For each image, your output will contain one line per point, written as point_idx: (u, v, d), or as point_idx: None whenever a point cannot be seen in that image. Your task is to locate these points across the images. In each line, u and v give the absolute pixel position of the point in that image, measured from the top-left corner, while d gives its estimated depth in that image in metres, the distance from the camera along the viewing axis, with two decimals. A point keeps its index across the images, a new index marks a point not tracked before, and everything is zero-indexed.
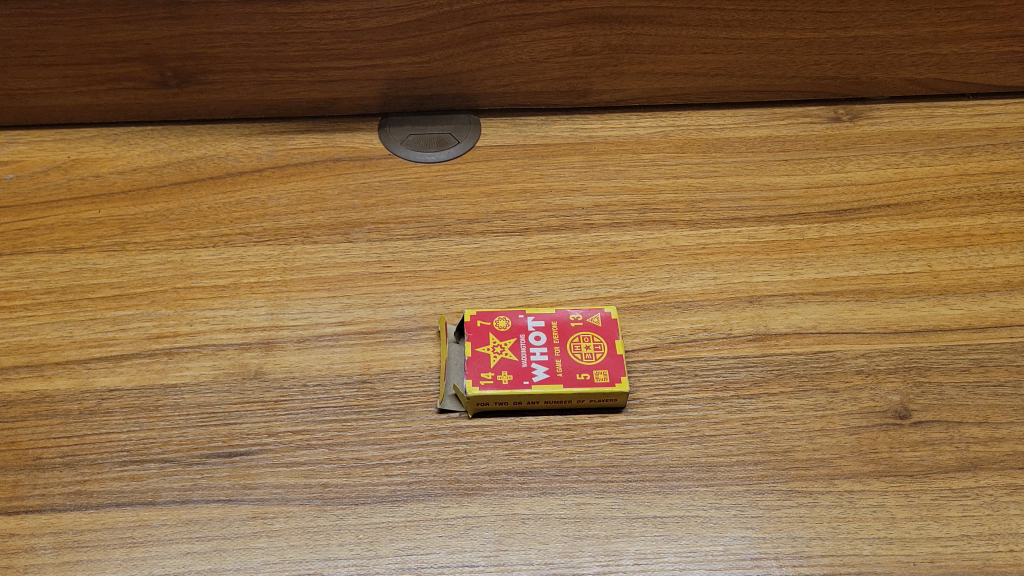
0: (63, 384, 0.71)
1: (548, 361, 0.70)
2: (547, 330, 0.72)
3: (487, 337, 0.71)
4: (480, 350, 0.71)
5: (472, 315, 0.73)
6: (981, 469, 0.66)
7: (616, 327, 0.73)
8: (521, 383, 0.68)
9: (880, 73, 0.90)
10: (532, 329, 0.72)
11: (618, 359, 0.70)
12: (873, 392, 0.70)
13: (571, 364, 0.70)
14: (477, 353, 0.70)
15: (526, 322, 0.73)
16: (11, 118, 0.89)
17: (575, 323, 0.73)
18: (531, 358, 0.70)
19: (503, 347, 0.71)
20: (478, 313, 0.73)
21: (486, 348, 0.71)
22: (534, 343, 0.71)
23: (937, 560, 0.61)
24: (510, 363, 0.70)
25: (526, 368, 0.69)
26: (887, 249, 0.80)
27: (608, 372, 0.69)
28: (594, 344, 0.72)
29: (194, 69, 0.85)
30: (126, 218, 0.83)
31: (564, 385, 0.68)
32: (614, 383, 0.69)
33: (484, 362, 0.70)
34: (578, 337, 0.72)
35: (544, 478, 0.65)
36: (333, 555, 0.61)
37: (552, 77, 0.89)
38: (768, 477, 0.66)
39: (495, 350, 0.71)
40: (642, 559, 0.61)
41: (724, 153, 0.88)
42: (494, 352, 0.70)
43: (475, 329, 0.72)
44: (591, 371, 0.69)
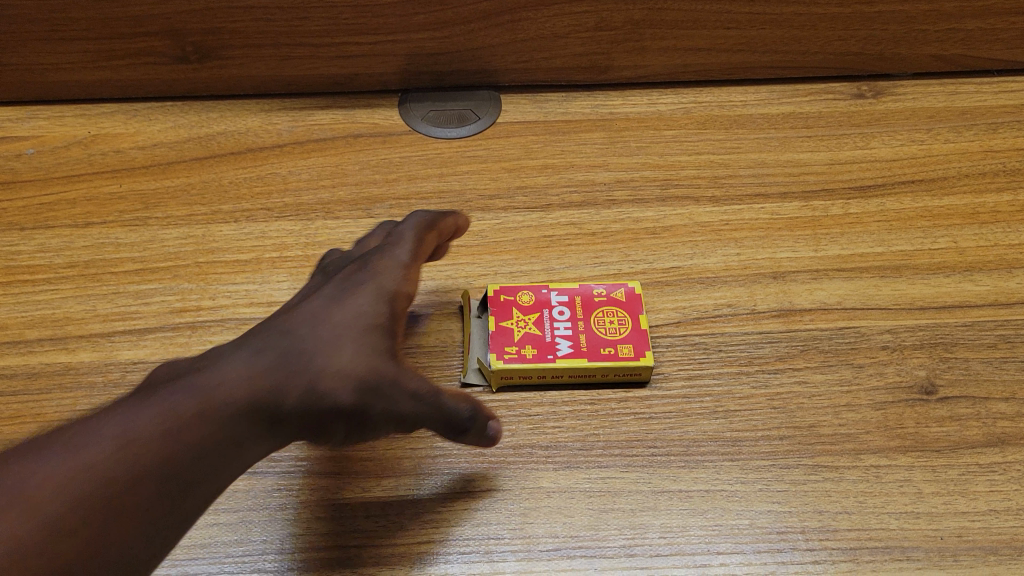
0: (88, 357, 0.71)
1: (572, 336, 0.70)
2: (570, 305, 0.72)
3: (510, 312, 0.71)
4: (503, 324, 0.70)
5: (495, 289, 0.73)
6: (1009, 445, 0.66)
7: (639, 302, 0.72)
8: (545, 358, 0.68)
9: (904, 49, 0.89)
10: (555, 304, 0.72)
11: (642, 334, 0.70)
12: (899, 367, 0.70)
13: (595, 339, 0.69)
14: (500, 327, 0.70)
15: (548, 298, 0.72)
16: (32, 93, 0.89)
17: (598, 298, 0.72)
18: (555, 333, 0.70)
19: (527, 322, 0.70)
20: (501, 287, 0.73)
21: (509, 323, 0.70)
22: (557, 318, 0.71)
23: (964, 535, 0.61)
24: (534, 338, 0.69)
25: (550, 343, 0.69)
26: (911, 225, 0.80)
27: (632, 347, 0.69)
28: (618, 318, 0.71)
29: (214, 44, 0.84)
30: (147, 192, 0.82)
31: (588, 360, 0.68)
32: (639, 358, 0.68)
33: (508, 337, 0.69)
34: (601, 312, 0.71)
35: (568, 451, 0.65)
36: (359, 527, 0.62)
37: (573, 53, 0.88)
38: (794, 452, 0.65)
39: (519, 325, 0.70)
40: (668, 532, 0.61)
41: (747, 129, 0.88)
42: (518, 327, 0.70)
43: (498, 304, 0.72)
44: (614, 347, 0.69)
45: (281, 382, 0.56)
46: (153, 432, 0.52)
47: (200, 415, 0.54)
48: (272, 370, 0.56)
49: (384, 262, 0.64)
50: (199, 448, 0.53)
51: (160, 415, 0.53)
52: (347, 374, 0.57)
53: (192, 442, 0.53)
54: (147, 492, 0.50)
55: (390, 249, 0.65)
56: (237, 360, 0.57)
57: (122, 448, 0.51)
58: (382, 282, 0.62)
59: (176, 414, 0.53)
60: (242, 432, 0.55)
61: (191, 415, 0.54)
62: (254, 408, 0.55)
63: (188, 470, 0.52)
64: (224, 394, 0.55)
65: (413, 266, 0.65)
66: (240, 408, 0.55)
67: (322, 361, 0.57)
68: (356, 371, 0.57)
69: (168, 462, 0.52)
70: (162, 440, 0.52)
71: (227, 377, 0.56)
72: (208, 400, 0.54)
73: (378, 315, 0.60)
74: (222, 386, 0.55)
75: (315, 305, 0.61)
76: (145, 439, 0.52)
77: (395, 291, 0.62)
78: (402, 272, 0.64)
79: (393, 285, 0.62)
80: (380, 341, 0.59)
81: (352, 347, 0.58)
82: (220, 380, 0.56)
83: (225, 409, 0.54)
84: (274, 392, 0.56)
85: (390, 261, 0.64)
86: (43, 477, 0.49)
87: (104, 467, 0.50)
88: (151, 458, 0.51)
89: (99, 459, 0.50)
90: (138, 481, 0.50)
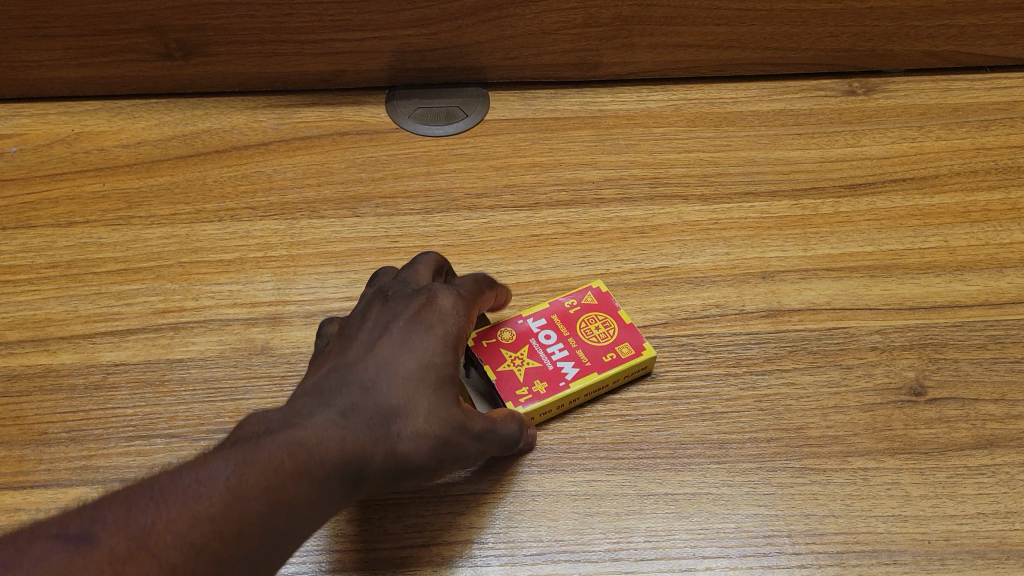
0: (69, 359, 0.70)
1: (570, 355, 0.68)
2: (552, 326, 0.69)
3: (501, 355, 0.67)
4: (501, 368, 0.66)
5: (472, 340, 0.68)
6: (998, 447, 0.65)
7: (611, 298, 0.71)
8: (559, 386, 0.66)
9: (895, 45, 0.88)
10: (538, 330, 0.69)
11: (630, 329, 0.69)
12: (888, 368, 0.70)
13: (594, 349, 0.68)
14: (502, 372, 0.66)
15: (528, 328, 0.69)
16: (14, 91, 0.88)
17: (574, 309, 0.71)
18: (554, 358, 0.67)
19: (522, 357, 0.67)
20: (477, 335, 0.68)
21: (507, 364, 0.67)
22: (548, 343, 0.68)
23: (951, 538, 0.61)
24: (537, 370, 0.67)
25: (555, 369, 0.67)
26: (902, 224, 0.79)
27: (630, 343, 0.68)
28: (601, 321, 0.70)
29: (198, 41, 0.83)
30: (130, 191, 0.82)
31: (599, 371, 0.66)
32: (641, 353, 0.68)
33: (513, 380, 0.66)
34: (584, 320, 0.70)
35: (553, 454, 0.65)
36: (341, 530, 0.61)
37: (562, 50, 0.87)
38: (782, 454, 0.65)
39: (516, 363, 0.67)
40: (653, 536, 0.61)
41: (737, 127, 0.87)
42: (517, 365, 0.67)
43: (485, 351, 0.67)
44: (613, 349, 0.68)
45: (365, 444, 0.53)
46: (285, 471, 0.50)
47: (332, 462, 0.51)
48: (348, 429, 0.53)
49: (449, 300, 0.61)
50: (322, 492, 0.51)
51: (300, 458, 0.51)
52: (429, 432, 0.55)
53: (323, 485, 0.51)
54: (278, 525, 0.49)
55: (454, 293, 0.61)
56: (316, 422, 0.53)
57: (267, 500, 0.48)
58: (450, 328, 0.59)
59: (292, 462, 0.50)
60: (349, 480, 0.52)
61: (287, 473, 0.50)
62: (355, 463, 0.52)
63: (289, 519, 0.49)
64: (313, 448, 0.51)
65: (471, 316, 0.62)
66: (345, 462, 0.52)
67: (401, 414, 0.54)
68: (441, 427, 0.55)
69: (296, 505, 0.50)
70: (306, 479, 0.50)
71: (302, 440, 0.51)
72: (303, 455, 0.51)
73: (448, 366, 0.57)
74: (302, 445, 0.51)
75: (382, 350, 0.57)
76: (250, 494, 0.48)
77: (457, 337, 0.59)
78: (463, 320, 0.60)
79: (455, 334, 0.59)
80: (453, 394, 0.57)
81: (433, 401, 0.55)
82: (303, 440, 0.51)
83: (335, 459, 0.52)
84: (363, 452, 0.53)
85: (451, 301, 0.61)
86: (208, 507, 0.47)
87: (258, 511, 0.48)
88: (302, 496, 0.50)
89: (255, 500, 0.48)
90: (278, 522, 0.49)
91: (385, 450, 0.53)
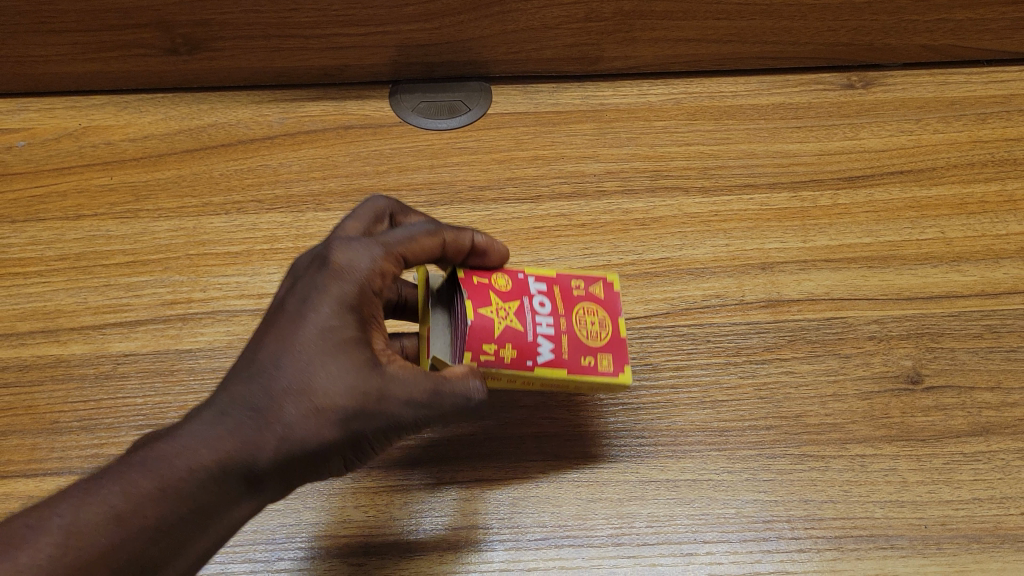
0: (80, 349, 0.71)
1: (554, 336, 0.59)
2: (549, 295, 0.61)
3: (487, 297, 0.58)
4: (482, 311, 0.57)
5: (464, 273, 0.60)
6: (993, 434, 0.66)
7: (619, 299, 0.63)
8: (523, 364, 0.58)
9: (893, 39, 0.88)
10: (534, 292, 0.61)
11: (622, 344, 0.61)
12: (886, 357, 0.71)
13: (575, 345, 0.60)
14: (477, 316, 0.57)
15: (524, 285, 0.61)
16: (22, 85, 0.89)
17: (578, 293, 0.63)
18: (537, 330, 0.59)
19: (507, 313, 0.58)
20: (471, 272, 0.60)
21: (489, 310, 0.58)
22: (538, 310, 0.60)
23: (948, 523, 0.62)
24: (515, 334, 0.58)
25: (532, 343, 0.58)
26: (900, 216, 0.80)
27: (612, 359, 0.60)
28: (599, 321, 0.62)
29: (204, 35, 0.83)
30: (138, 184, 0.83)
31: (567, 370, 0.59)
32: (615, 376, 0.60)
33: (487, 331, 0.57)
34: (582, 310, 0.61)
35: (556, 442, 0.67)
36: (349, 517, 0.63)
37: (564, 44, 0.87)
38: (781, 441, 0.66)
39: (499, 317, 0.58)
40: (655, 521, 0.62)
41: (737, 120, 0.88)
42: (498, 318, 0.58)
43: (474, 285, 0.59)
44: (592, 354, 0.60)
45: (257, 438, 0.48)
46: (159, 489, 0.46)
47: (220, 469, 0.47)
48: (241, 428, 0.48)
49: (345, 253, 0.55)
50: (216, 502, 0.48)
51: (180, 472, 0.47)
52: (340, 411, 0.50)
53: (215, 494, 0.47)
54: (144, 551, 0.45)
55: (357, 249, 0.55)
56: (204, 425, 0.49)
57: (140, 525, 0.45)
58: (348, 288, 0.53)
59: (168, 479, 0.47)
60: (249, 481, 0.48)
61: (157, 491, 0.46)
62: (248, 463, 0.48)
63: (179, 535, 0.47)
64: (198, 457, 0.47)
65: (381, 276, 0.55)
66: (239, 464, 0.48)
67: (300, 396, 0.49)
68: (352, 405, 0.50)
69: (181, 520, 0.46)
70: (190, 491, 0.47)
71: (185, 448, 0.48)
72: (166, 472, 0.47)
73: (347, 328, 0.52)
74: (184, 456, 0.47)
75: (282, 327, 0.52)
76: (102, 530, 0.44)
77: (360, 303, 0.53)
78: (368, 281, 0.54)
79: (357, 300, 0.53)
80: (357, 358, 0.51)
81: (343, 378, 0.50)
82: (187, 448, 0.47)
83: (225, 464, 0.48)
84: (259, 450, 0.48)
85: (345, 253, 0.55)
86: (74, 550, 0.44)
87: (129, 539, 0.45)
88: (186, 510, 0.46)
89: (126, 527, 0.45)
90: (161, 540, 0.46)
91: (286, 442, 0.49)
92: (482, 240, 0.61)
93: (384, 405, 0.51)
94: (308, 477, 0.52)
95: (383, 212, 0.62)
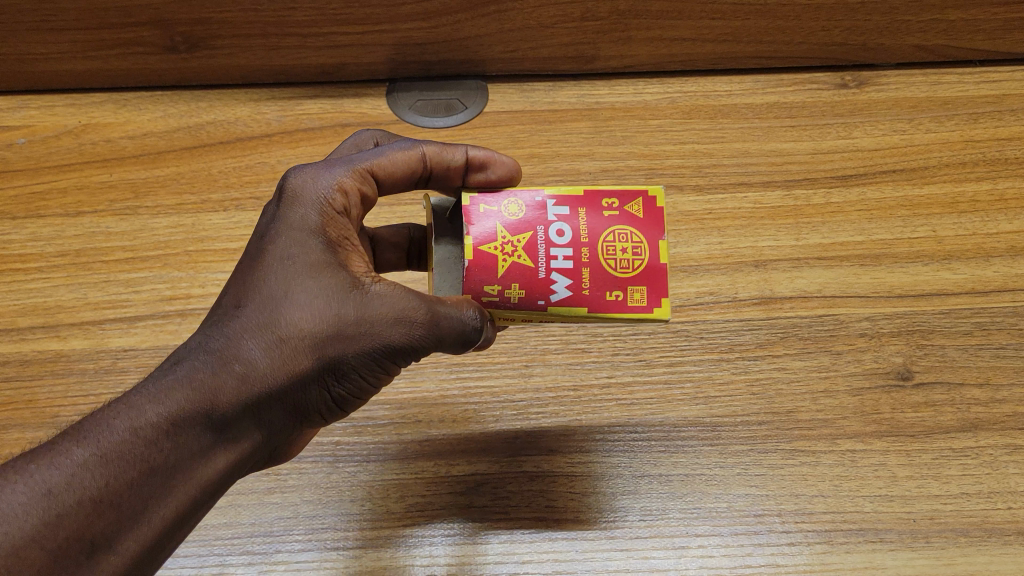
0: (79, 344, 0.72)
1: (572, 270, 0.54)
2: (573, 220, 0.55)
3: (494, 230, 0.54)
4: (484, 248, 0.54)
5: (472, 200, 0.56)
6: (982, 430, 0.67)
7: (658, 223, 0.56)
8: (534, 303, 0.54)
9: (886, 39, 0.89)
10: (554, 218, 0.55)
11: (660, 271, 0.55)
12: (877, 354, 0.72)
13: (599, 278, 0.54)
14: (478, 255, 0.54)
15: (543, 208, 0.56)
16: (23, 83, 0.89)
17: (608, 213, 0.56)
18: (551, 264, 0.54)
19: (515, 249, 0.54)
20: (480, 197, 0.56)
21: (493, 247, 0.54)
22: (554, 241, 0.55)
23: (936, 517, 0.63)
24: (523, 271, 0.54)
25: (543, 279, 0.54)
26: (891, 214, 0.81)
27: (645, 292, 0.55)
28: (632, 244, 0.55)
29: (203, 34, 0.83)
30: (137, 181, 0.83)
31: (587, 309, 0.55)
32: (648, 311, 0.55)
33: (489, 270, 0.54)
34: (611, 234, 0.55)
35: (551, 436, 0.68)
36: (346, 510, 0.65)
37: (559, 43, 0.88)
38: (773, 436, 0.67)
39: (504, 254, 0.54)
40: (647, 515, 0.63)
41: (731, 119, 0.88)
42: (503, 256, 0.54)
43: (479, 217, 0.55)
44: (622, 288, 0.55)
45: (225, 376, 0.49)
46: (101, 455, 0.45)
47: (171, 421, 0.47)
48: (189, 380, 0.48)
49: (302, 181, 0.56)
50: (173, 457, 0.47)
51: (125, 434, 0.46)
52: (296, 343, 0.50)
53: (170, 449, 0.47)
54: (114, 507, 0.45)
55: (322, 168, 0.58)
56: (151, 387, 0.48)
57: (83, 493, 0.44)
58: (309, 215, 0.55)
59: (111, 443, 0.46)
60: (206, 430, 0.48)
61: (121, 442, 0.46)
62: (218, 402, 0.48)
63: (151, 486, 0.46)
64: (145, 415, 0.47)
65: (348, 188, 0.57)
66: (191, 413, 0.48)
67: (269, 328, 0.51)
68: (307, 334, 0.51)
69: (134, 480, 0.45)
70: (137, 450, 0.46)
71: (128, 411, 0.47)
72: (132, 423, 0.47)
73: (310, 254, 0.53)
74: (128, 417, 0.47)
75: (247, 268, 0.53)
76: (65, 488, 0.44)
77: (321, 230, 0.54)
78: (331, 199, 0.56)
79: (318, 225, 0.54)
80: (325, 287, 0.52)
81: (294, 311, 0.51)
82: (133, 410, 0.47)
83: (177, 415, 0.47)
84: (211, 397, 0.48)
85: (302, 180, 0.56)
86: (12, 530, 0.42)
87: (74, 509, 0.44)
88: (136, 471, 0.46)
89: (67, 498, 0.44)
90: (113, 506, 0.45)
91: (240, 383, 0.49)
92: (473, 152, 0.63)
93: (363, 330, 0.52)
94: (286, 418, 0.52)
95: (368, 143, 0.66)
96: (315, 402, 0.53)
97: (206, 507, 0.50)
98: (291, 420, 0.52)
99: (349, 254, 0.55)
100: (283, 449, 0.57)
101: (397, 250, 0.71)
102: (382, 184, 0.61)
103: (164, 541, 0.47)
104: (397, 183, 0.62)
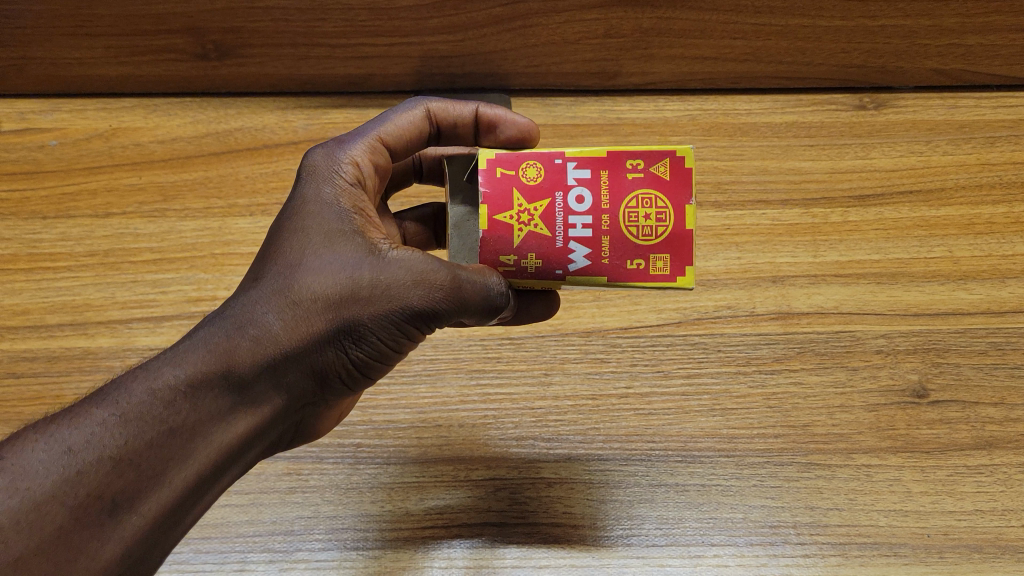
0: (107, 342, 0.78)
1: (591, 238, 0.54)
2: (594, 183, 0.53)
3: (510, 199, 0.54)
4: (497, 218, 0.54)
5: (489, 160, 0.54)
6: (996, 447, 0.71)
7: (687, 184, 0.53)
8: (553, 272, 0.55)
9: (905, 62, 0.83)
10: (574, 182, 0.54)
11: (685, 238, 0.53)
12: (892, 370, 0.73)
13: (619, 247, 0.53)
14: (493, 224, 0.54)
15: (562, 170, 0.54)
16: (54, 87, 0.89)
17: (632, 175, 0.53)
18: (568, 233, 0.54)
19: (531, 218, 0.54)
20: (498, 158, 0.54)
21: (508, 216, 0.54)
22: (574, 208, 0.54)
23: (949, 532, 0.67)
24: (540, 240, 0.54)
25: (562, 248, 0.54)
26: (908, 234, 0.79)
27: (669, 260, 0.54)
28: (656, 210, 0.53)
29: (234, 42, 0.82)
30: (167, 184, 0.85)
31: (608, 278, 0.54)
32: (672, 279, 0.54)
33: (504, 240, 0.54)
34: (634, 199, 0.53)
35: (569, 444, 0.70)
36: (365, 511, 0.68)
37: (583, 59, 0.84)
38: (788, 450, 0.70)
39: (520, 222, 0.54)
40: (664, 523, 0.67)
41: (752, 137, 0.84)
42: (518, 225, 0.54)
43: (495, 184, 0.54)
44: (644, 257, 0.54)
45: (241, 340, 0.50)
46: (119, 416, 0.47)
47: (186, 383, 0.48)
48: (205, 345, 0.50)
49: (321, 156, 0.58)
50: (189, 418, 0.48)
51: (143, 396, 0.48)
52: (309, 305, 0.51)
53: (186, 411, 0.48)
54: (130, 464, 0.46)
55: (336, 144, 0.59)
56: (170, 355, 0.50)
57: (103, 452, 0.46)
58: (325, 187, 0.56)
59: (129, 404, 0.47)
60: (222, 392, 0.49)
61: (138, 402, 0.47)
62: (232, 364, 0.49)
63: (168, 444, 0.47)
64: (162, 378, 0.48)
65: (362, 162, 0.58)
66: (207, 376, 0.49)
67: (285, 295, 0.52)
68: (321, 297, 0.52)
69: (151, 440, 0.47)
70: (154, 411, 0.47)
71: (146, 375, 0.49)
72: (151, 385, 0.48)
73: (325, 225, 0.54)
74: (146, 381, 0.48)
75: (270, 242, 0.55)
76: (83, 446, 0.46)
77: (337, 200, 0.55)
78: (345, 171, 0.57)
79: (333, 196, 0.56)
80: (340, 255, 0.53)
81: (308, 276, 0.52)
82: (151, 374, 0.49)
83: (193, 378, 0.49)
84: (225, 359, 0.49)
85: (322, 154, 0.58)
86: (34, 485, 0.44)
87: (94, 467, 0.45)
88: (153, 431, 0.47)
89: (86, 456, 0.46)
90: (133, 464, 0.46)
91: (255, 346, 0.50)
92: (483, 109, 0.66)
93: (377, 294, 0.52)
94: (305, 383, 0.52)
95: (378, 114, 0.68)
96: (335, 367, 0.53)
97: (229, 473, 0.50)
98: (310, 384, 0.52)
99: (367, 222, 0.56)
100: (309, 421, 0.58)
101: (419, 223, 0.72)
102: (396, 152, 0.63)
103: (186, 504, 0.48)
104: (410, 148, 0.64)
